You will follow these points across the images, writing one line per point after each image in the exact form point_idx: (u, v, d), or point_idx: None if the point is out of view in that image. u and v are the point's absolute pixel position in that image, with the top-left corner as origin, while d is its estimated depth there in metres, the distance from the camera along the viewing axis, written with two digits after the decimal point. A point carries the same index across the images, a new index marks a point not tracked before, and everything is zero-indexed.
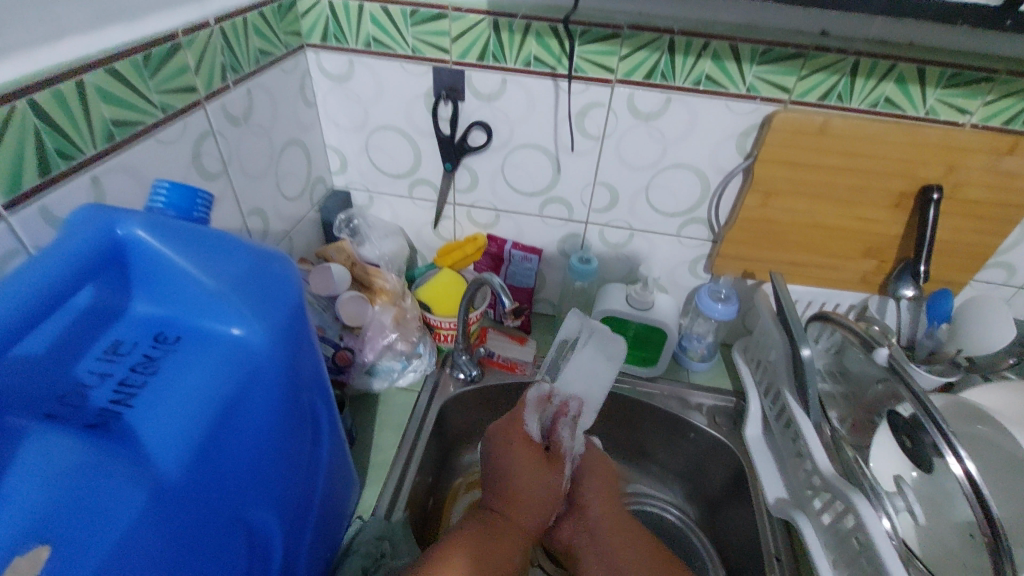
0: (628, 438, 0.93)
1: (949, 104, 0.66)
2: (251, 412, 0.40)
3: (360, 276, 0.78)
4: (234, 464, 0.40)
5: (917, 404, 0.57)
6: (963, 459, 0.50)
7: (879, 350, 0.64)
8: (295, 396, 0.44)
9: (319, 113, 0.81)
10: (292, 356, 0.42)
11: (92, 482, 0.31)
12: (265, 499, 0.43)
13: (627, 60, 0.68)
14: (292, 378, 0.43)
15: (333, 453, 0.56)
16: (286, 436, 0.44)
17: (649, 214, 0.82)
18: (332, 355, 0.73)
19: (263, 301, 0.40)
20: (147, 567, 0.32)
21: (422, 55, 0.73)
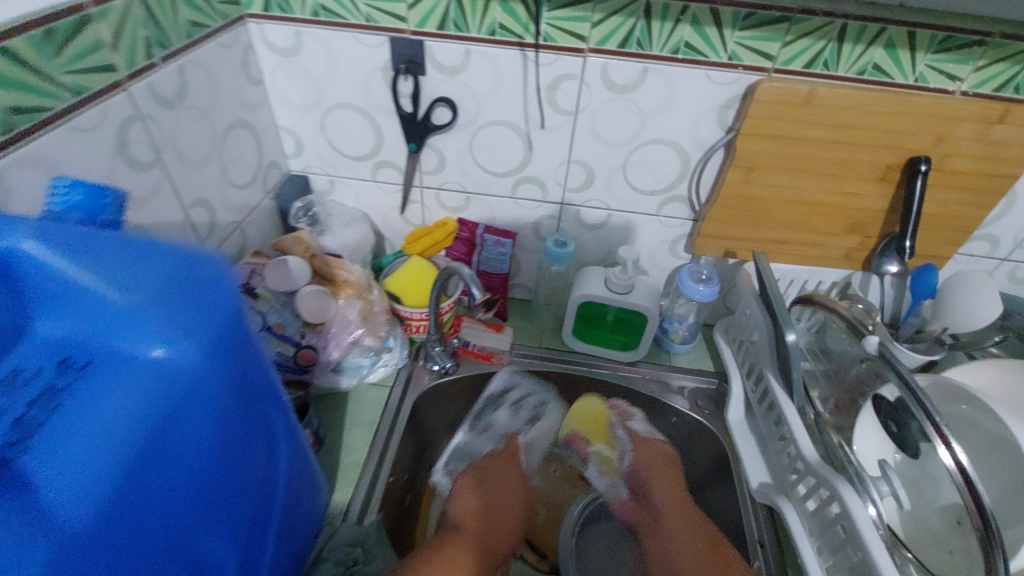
0: None
1: (939, 70, 0.62)
2: (184, 437, 0.36)
3: (321, 269, 0.73)
4: (169, 496, 0.36)
5: (905, 391, 0.55)
6: (954, 449, 0.48)
7: (867, 338, 0.62)
8: (240, 412, 0.40)
9: (267, 90, 0.75)
10: (230, 371, 0.38)
11: None
12: (214, 525, 0.40)
13: (600, 27, 0.63)
14: (234, 394, 0.39)
15: (296, 461, 0.53)
16: (234, 456, 0.40)
17: (627, 193, 0.78)
18: (294, 355, 0.69)
19: (188, 313, 0.35)
20: None
21: (377, 24, 0.66)
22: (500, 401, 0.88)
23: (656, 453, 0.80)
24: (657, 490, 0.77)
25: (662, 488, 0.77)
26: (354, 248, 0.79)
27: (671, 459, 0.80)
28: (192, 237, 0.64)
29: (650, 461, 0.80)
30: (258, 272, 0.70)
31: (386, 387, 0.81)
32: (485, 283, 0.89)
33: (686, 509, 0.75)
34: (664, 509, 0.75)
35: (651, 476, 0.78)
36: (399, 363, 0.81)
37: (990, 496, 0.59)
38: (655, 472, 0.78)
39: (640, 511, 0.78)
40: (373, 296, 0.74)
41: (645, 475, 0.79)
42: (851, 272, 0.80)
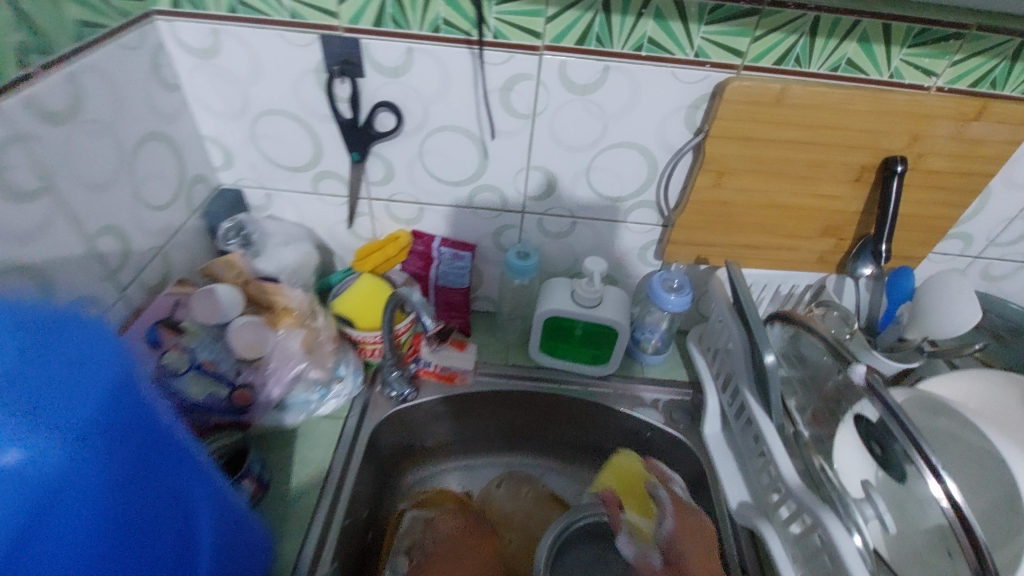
0: (583, 439, 0.85)
1: (915, 66, 0.58)
2: (58, 538, 0.30)
3: (256, 295, 0.66)
4: None
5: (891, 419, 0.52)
6: (944, 481, 0.46)
7: (855, 367, 0.56)
8: (136, 491, 0.35)
9: (186, 96, 0.66)
10: (107, 448, 0.32)
11: None
12: None
13: (555, 22, 0.57)
14: (116, 473, 0.33)
15: (228, 531, 0.46)
16: (129, 548, 0.34)
17: (592, 200, 0.73)
18: (228, 395, 0.61)
19: (45, 388, 0.30)
20: None
21: (305, 21, 0.59)
22: (450, 420, 0.83)
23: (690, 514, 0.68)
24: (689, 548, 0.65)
25: (696, 553, 0.65)
26: (295, 270, 0.72)
27: (700, 518, 0.69)
28: (100, 270, 0.56)
29: (683, 519, 0.68)
30: (184, 303, 0.63)
31: (340, 419, 0.74)
32: (445, 299, 0.82)
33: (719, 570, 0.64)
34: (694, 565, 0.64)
35: (685, 538, 0.66)
36: (353, 392, 0.75)
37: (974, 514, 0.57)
38: (690, 533, 0.66)
39: None
40: (318, 324, 0.67)
41: (683, 538, 0.66)
42: (825, 275, 0.77)
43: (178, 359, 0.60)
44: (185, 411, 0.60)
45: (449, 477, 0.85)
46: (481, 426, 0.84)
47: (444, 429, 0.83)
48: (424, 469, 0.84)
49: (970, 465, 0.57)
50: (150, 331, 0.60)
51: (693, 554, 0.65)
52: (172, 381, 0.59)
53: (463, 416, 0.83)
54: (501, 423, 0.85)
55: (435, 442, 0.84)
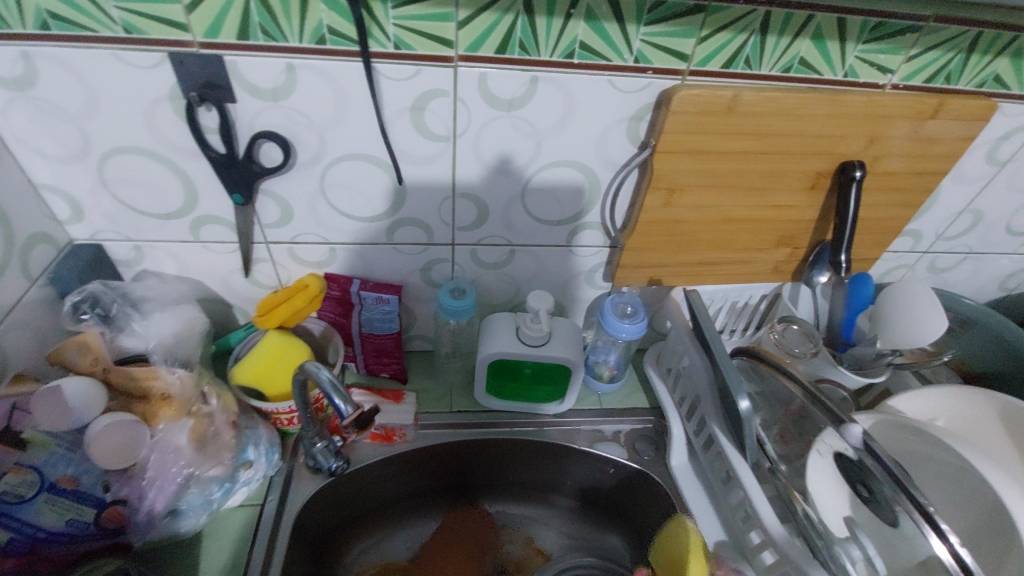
0: (532, 474, 0.76)
1: (870, 62, 0.53)
2: None
3: (122, 385, 0.52)
4: None
5: (887, 476, 0.49)
6: (948, 537, 0.44)
7: (849, 428, 0.52)
8: None
9: (2, 138, 0.51)
10: None
11: None
12: None
13: (468, 27, 0.47)
14: None
15: None
16: None
17: (530, 226, 0.64)
18: (95, 517, 0.50)
19: None
20: None
21: (145, 35, 0.45)
22: (381, 480, 0.71)
23: None
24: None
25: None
26: (178, 340, 0.58)
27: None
28: None
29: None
30: (23, 407, 0.48)
31: (255, 506, 0.62)
32: (373, 346, 0.71)
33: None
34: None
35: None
36: (269, 472, 0.63)
37: None
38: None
39: None
40: (210, 407, 0.55)
41: None
42: (780, 284, 0.72)
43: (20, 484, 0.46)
44: (37, 545, 0.48)
45: (392, 542, 0.74)
46: (419, 479, 0.74)
47: (376, 491, 0.72)
48: (362, 539, 0.72)
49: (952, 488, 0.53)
50: None
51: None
52: (16, 511, 0.46)
53: (400, 476, 0.72)
54: (439, 470, 0.74)
55: (367, 506, 0.72)
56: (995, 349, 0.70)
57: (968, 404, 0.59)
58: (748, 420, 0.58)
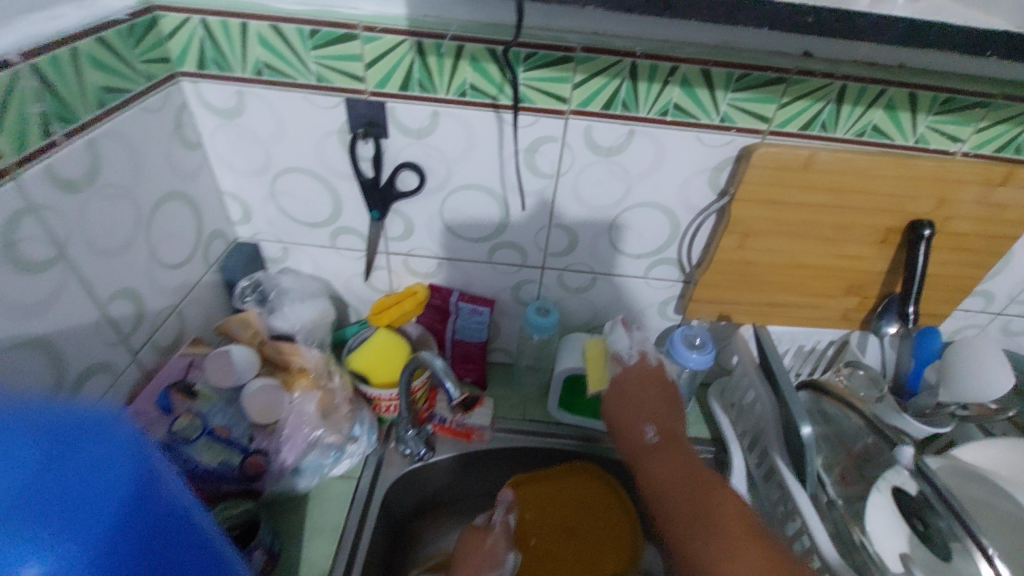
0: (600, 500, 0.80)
1: (941, 132, 0.58)
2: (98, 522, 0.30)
3: (271, 356, 0.65)
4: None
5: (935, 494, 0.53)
6: (992, 557, 0.47)
7: (902, 450, 0.58)
8: (155, 521, 0.33)
9: (206, 153, 0.65)
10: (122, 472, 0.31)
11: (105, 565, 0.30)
12: None
13: (582, 88, 0.57)
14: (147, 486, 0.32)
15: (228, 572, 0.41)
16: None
17: (613, 256, 0.72)
18: (240, 463, 0.59)
19: (76, 470, 0.30)
20: None
21: (331, 84, 0.58)
22: (459, 474, 0.79)
23: (640, 381, 0.69)
24: (623, 409, 0.68)
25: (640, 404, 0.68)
26: (313, 326, 0.70)
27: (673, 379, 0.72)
28: (113, 335, 0.54)
29: (618, 383, 0.70)
30: (197, 365, 0.62)
31: (354, 478, 0.71)
32: (461, 352, 0.80)
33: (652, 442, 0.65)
34: (668, 492, 0.60)
35: (635, 390, 0.69)
36: (366, 451, 0.72)
37: None
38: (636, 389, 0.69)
39: (669, 446, 0.64)
40: (334, 384, 0.66)
41: (619, 403, 0.69)
42: (848, 332, 0.75)
43: (189, 425, 0.57)
44: (191, 479, 0.57)
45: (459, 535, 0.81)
46: (490, 480, 0.81)
47: (451, 484, 0.80)
48: (434, 527, 0.80)
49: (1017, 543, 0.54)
50: (162, 396, 0.58)
51: (626, 400, 0.69)
52: (181, 448, 0.56)
53: (468, 475, 0.80)
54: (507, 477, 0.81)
55: (440, 497, 0.80)
56: None
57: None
58: (810, 450, 0.62)
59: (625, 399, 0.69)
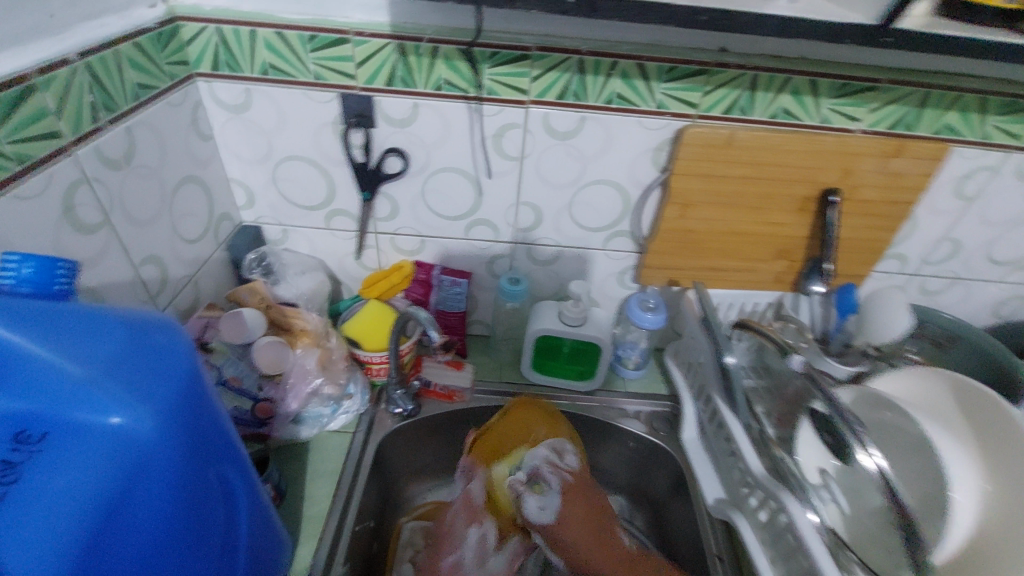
0: None
1: (840, 112, 0.70)
2: (164, 397, 0.37)
3: (277, 318, 0.74)
4: (172, 460, 0.38)
5: (832, 408, 0.59)
6: (873, 454, 0.53)
7: (793, 356, 0.66)
8: (202, 411, 0.41)
9: (217, 144, 0.75)
10: (180, 362, 0.39)
11: (166, 433, 0.37)
12: (182, 494, 0.39)
13: (539, 81, 0.67)
14: (197, 379, 0.40)
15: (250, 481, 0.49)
16: (193, 459, 0.40)
17: (574, 230, 0.82)
18: (251, 408, 0.69)
19: (142, 356, 0.37)
20: (167, 480, 0.38)
21: (326, 81, 0.69)
22: (444, 432, 0.88)
23: (575, 489, 0.73)
24: (585, 521, 0.70)
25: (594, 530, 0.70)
26: (312, 295, 0.81)
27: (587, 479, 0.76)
28: (142, 295, 0.63)
29: (567, 496, 0.72)
30: (213, 325, 0.70)
31: (348, 433, 0.80)
32: (444, 323, 0.90)
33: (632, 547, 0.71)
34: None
35: (575, 507, 0.71)
36: (360, 409, 0.81)
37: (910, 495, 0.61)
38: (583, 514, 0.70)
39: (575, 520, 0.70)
40: (331, 343, 0.75)
41: (571, 514, 0.70)
42: (783, 293, 0.86)
43: (208, 375, 0.66)
44: None
45: (445, 489, 0.90)
46: None
47: (440, 442, 0.89)
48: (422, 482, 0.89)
49: (908, 457, 0.62)
50: None
51: (577, 512, 0.71)
52: None
53: (452, 433, 0.89)
54: None
55: (429, 455, 0.89)
56: (980, 360, 0.82)
57: (933, 383, 0.68)
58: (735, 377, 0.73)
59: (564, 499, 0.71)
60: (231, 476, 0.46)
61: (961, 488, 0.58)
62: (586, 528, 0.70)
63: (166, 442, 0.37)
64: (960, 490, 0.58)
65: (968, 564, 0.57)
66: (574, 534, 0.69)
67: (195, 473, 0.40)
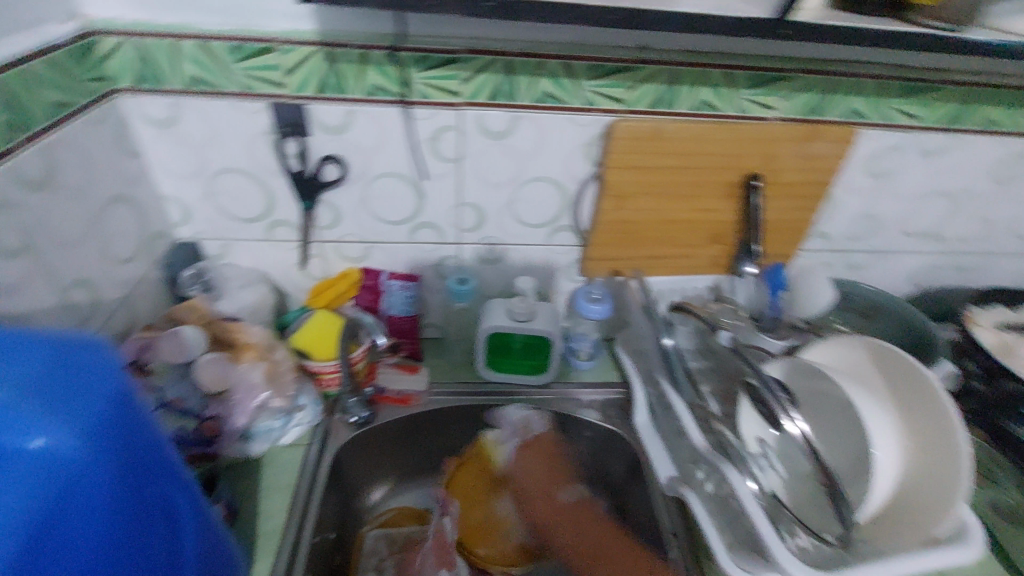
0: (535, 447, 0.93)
1: (756, 102, 0.74)
2: (89, 423, 0.35)
3: (218, 333, 0.73)
4: (99, 486, 0.36)
5: (757, 377, 0.62)
6: (796, 420, 0.57)
7: (722, 334, 0.74)
8: (135, 431, 0.39)
9: (146, 161, 0.73)
10: (107, 385, 0.37)
11: (90, 460, 0.35)
12: (114, 518, 0.38)
13: (470, 83, 0.69)
14: (128, 401, 0.38)
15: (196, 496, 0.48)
16: (125, 482, 0.38)
17: (517, 227, 0.84)
18: (196, 428, 0.67)
19: (64, 380, 0.35)
20: (95, 506, 0.37)
21: (255, 91, 0.68)
22: (403, 438, 0.88)
23: (539, 451, 0.88)
24: (540, 467, 0.87)
25: (544, 482, 0.87)
26: (254, 310, 0.80)
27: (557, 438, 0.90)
28: (71, 319, 0.60)
29: (529, 453, 0.88)
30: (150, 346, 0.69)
31: (302, 446, 0.79)
32: (397, 328, 0.90)
33: (571, 502, 0.86)
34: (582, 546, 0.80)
35: (537, 463, 0.87)
36: (314, 421, 0.80)
37: (834, 461, 0.64)
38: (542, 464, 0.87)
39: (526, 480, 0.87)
40: (277, 356, 0.74)
41: (533, 468, 0.87)
42: (720, 277, 0.90)
43: (146, 398, 0.65)
44: None
45: (406, 495, 0.91)
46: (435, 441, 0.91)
47: (401, 448, 0.89)
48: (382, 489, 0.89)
49: (830, 425, 0.65)
50: None
51: (539, 463, 0.87)
52: None
53: (411, 438, 0.89)
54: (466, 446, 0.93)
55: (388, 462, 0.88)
56: (901, 326, 0.88)
57: (852, 349, 0.72)
58: (673, 358, 0.77)
59: (526, 458, 0.87)
60: (173, 494, 0.44)
61: (883, 443, 0.63)
62: (540, 475, 0.87)
63: (91, 468, 0.36)
64: (881, 446, 0.63)
65: (893, 516, 0.63)
66: (531, 479, 0.87)
67: (127, 497, 0.39)
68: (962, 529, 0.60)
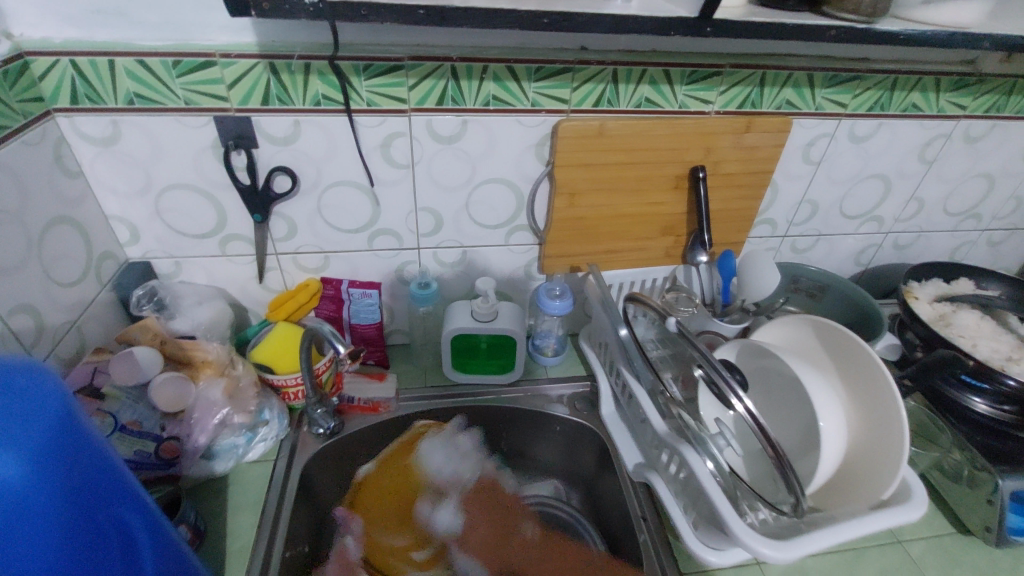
0: (509, 445, 0.94)
1: (695, 97, 0.77)
2: (27, 442, 0.34)
3: (174, 353, 0.72)
4: (42, 508, 0.35)
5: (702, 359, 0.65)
6: (741, 400, 0.59)
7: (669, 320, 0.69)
8: (78, 452, 0.38)
9: (89, 181, 0.71)
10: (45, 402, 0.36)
11: (31, 480, 0.34)
12: (62, 544, 0.36)
13: (416, 89, 0.70)
14: (69, 419, 0.37)
15: (152, 523, 0.46)
16: (71, 505, 0.37)
17: (475, 229, 0.85)
18: (155, 449, 0.66)
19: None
20: (40, 531, 0.35)
21: (198, 106, 0.68)
22: (374, 446, 0.88)
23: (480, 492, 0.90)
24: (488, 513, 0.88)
25: (494, 528, 0.87)
26: (210, 326, 0.79)
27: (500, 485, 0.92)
28: (14, 347, 0.59)
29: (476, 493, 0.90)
30: (103, 369, 0.68)
31: (269, 461, 0.78)
32: (361, 335, 0.89)
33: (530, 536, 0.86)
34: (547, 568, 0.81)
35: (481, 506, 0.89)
36: (280, 435, 0.79)
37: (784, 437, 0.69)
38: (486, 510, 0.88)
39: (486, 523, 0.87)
40: (237, 371, 0.74)
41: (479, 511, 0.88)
42: (675, 267, 0.93)
43: (101, 423, 0.63)
44: None
45: None
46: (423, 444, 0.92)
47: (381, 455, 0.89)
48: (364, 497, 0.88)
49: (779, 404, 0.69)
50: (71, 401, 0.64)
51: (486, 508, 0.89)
52: None
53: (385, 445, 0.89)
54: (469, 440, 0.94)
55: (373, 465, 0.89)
56: (846, 304, 0.93)
57: (797, 328, 0.76)
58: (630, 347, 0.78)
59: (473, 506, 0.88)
60: (127, 520, 0.43)
61: (828, 414, 0.66)
62: (485, 525, 0.87)
63: (33, 489, 0.34)
64: (827, 418, 0.66)
65: (846, 485, 0.66)
66: (478, 524, 0.87)
67: (76, 521, 0.37)
68: (908, 491, 0.62)
